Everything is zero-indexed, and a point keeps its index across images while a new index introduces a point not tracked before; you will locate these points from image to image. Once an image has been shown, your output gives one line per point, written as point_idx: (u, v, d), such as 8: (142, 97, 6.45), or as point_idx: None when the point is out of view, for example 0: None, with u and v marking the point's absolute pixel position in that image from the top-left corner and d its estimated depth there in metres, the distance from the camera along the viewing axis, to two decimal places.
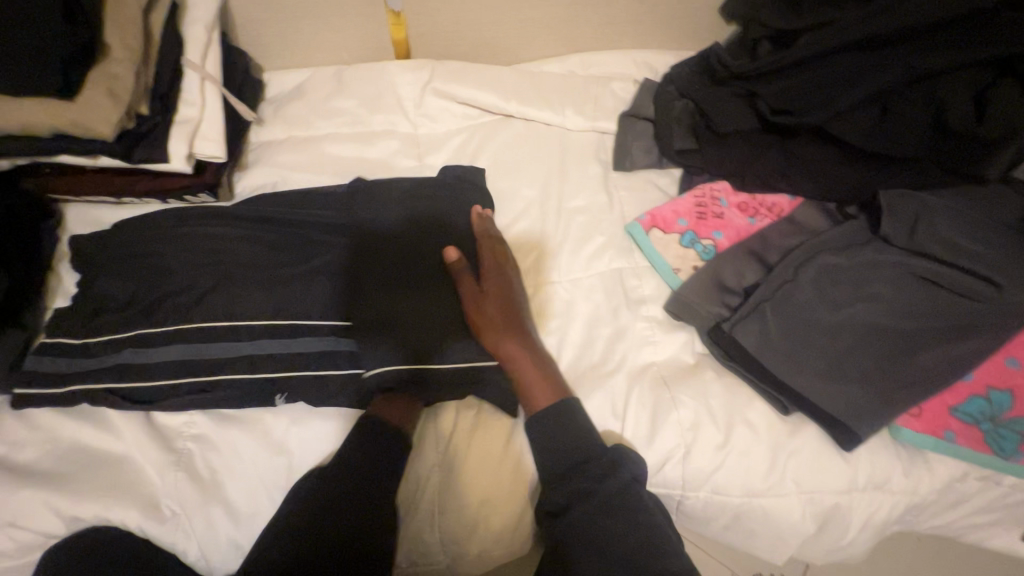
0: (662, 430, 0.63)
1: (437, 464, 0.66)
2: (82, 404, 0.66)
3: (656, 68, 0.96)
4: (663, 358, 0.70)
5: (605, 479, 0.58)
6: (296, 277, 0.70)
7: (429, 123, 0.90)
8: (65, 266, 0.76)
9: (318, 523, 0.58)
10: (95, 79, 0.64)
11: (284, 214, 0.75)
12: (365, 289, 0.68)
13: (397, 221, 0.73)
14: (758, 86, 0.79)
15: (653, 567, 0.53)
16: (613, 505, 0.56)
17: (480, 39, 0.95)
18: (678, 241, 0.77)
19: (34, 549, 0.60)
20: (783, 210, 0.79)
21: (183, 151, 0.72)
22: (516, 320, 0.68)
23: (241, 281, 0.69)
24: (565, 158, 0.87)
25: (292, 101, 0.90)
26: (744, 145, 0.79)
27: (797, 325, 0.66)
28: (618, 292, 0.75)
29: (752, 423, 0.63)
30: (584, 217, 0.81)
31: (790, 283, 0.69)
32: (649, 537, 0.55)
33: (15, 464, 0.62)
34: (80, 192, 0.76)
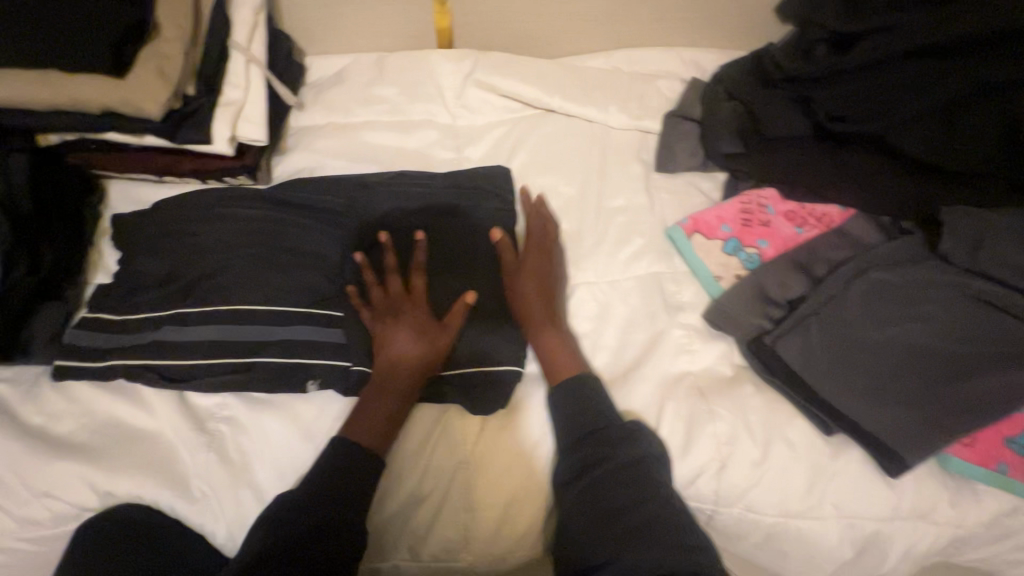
0: (697, 443, 0.61)
1: (462, 462, 0.65)
2: (119, 381, 0.66)
3: (704, 67, 0.93)
4: (700, 368, 0.68)
5: (622, 446, 0.59)
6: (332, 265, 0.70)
7: (469, 114, 0.88)
8: (106, 243, 0.76)
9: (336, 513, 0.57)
10: (145, 58, 0.65)
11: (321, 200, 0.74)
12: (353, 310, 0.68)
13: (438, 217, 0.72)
14: (814, 90, 0.76)
15: (665, 537, 0.54)
16: (629, 475, 0.57)
17: (524, 31, 0.93)
18: (720, 248, 0.74)
19: (69, 520, 0.61)
20: (834, 221, 0.76)
21: (226, 132, 0.72)
22: (551, 302, 0.69)
23: (277, 266, 0.69)
24: (606, 156, 0.85)
25: (333, 86, 0.90)
26: (797, 150, 0.76)
27: (842, 343, 0.64)
28: (656, 297, 0.73)
29: (791, 441, 0.61)
30: (623, 217, 0.79)
31: (838, 298, 0.66)
32: (663, 510, 0.55)
33: (54, 435, 0.64)
34: (123, 168, 0.76)
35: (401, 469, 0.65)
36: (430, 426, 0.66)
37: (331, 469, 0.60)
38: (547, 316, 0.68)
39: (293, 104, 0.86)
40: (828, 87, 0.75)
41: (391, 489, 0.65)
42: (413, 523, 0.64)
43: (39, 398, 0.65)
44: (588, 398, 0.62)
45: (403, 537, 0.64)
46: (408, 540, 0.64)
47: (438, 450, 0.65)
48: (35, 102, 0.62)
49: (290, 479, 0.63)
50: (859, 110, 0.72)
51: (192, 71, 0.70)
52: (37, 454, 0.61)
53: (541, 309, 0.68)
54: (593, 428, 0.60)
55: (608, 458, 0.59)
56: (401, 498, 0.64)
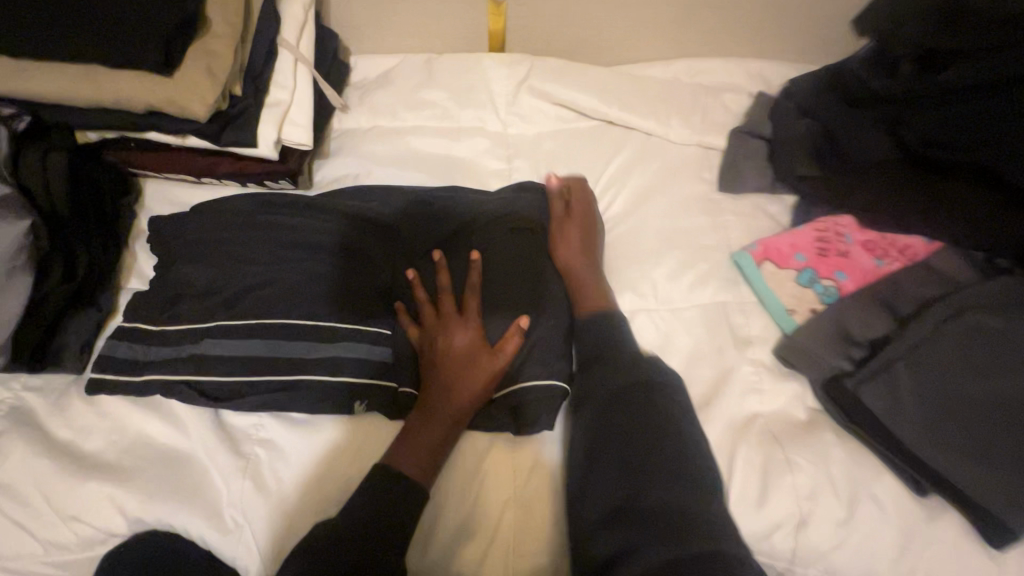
0: (774, 495, 0.56)
1: (512, 500, 0.60)
2: (154, 397, 0.62)
3: (771, 81, 0.88)
4: (771, 410, 0.63)
5: (635, 374, 0.60)
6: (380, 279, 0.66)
7: (521, 123, 0.83)
8: (140, 248, 0.72)
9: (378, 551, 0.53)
10: (194, 55, 0.61)
11: (369, 211, 0.71)
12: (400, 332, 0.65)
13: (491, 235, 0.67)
14: (902, 113, 0.70)
15: (663, 461, 0.54)
16: (636, 401, 0.58)
17: (581, 37, 0.88)
18: (794, 279, 0.69)
19: (95, 545, 0.58)
20: (917, 254, 0.70)
21: (272, 136, 0.68)
22: (592, 235, 0.71)
23: (320, 279, 0.65)
24: (667, 172, 0.80)
25: (379, 88, 0.85)
26: (880, 176, 0.70)
27: (937, 394, 0.58)
28: (723, 330, 0.68)
29: (879, 500, 0.55)
30: (686, 239, 0.74)
31: (929, 342, 0.60)
32: (668, 439, 0.55)
33: (83, 452, 0.60)
34: (163, 169, 0.73)
35: (450, 506, 0.61)
36: (477, 459, 0.62)
37: (374, 506, 0.55)
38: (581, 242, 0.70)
39: (338, 106, 0.81)
40: (917, 108, 0.69)
41: (438, 524, 0.60)
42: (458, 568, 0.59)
43: (69, 411, 0.62)
44: (607, 340, 0.63)
45: None
46: None
47: (485, 486, 0.61)
48: (78, 99, 0.59)
49: (328, 510, 0.59)
50: (952, 134, 0.66)
51: (239, 71, 0.67)
52: (63, 471, 0.58)
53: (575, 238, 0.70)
54: (603, 361, 0.62)
55: (619, 384, 0.59)
56: (446, 536, 0.60)
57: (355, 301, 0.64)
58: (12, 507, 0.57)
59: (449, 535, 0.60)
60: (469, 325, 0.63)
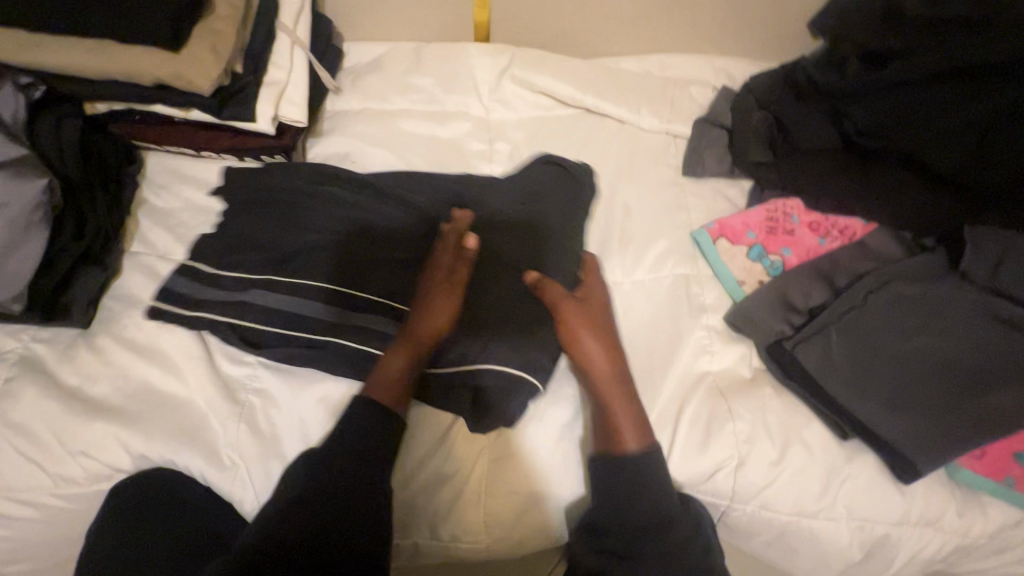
0: (717, 440, 0.63)
1: (488, 448, 0.66)
2: (156, 348, 0.68)
3: (734, 76, 0.95)
4: (720, 368, 0.70)
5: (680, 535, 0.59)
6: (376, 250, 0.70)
7: (502, 108, 0.90)
8: (142, 213, 0.77)
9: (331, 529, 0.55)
10: (199, 34, 0.66)
11: (361, 181, 0.76)
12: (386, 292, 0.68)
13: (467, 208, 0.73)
14: (846, 106, 0.78)
15: None
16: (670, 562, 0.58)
17: (560, 30, 0.95)
18: (745, 254, 0.76)
19: (104, 479, 0.64)
20: (856, 233, 0.78)
21: (269, 112, 0.73)
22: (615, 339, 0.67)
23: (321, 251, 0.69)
24: (635, 157, 0.86)
25: (370, 72, 0.91)
26: (825, 162, 0.78)
27: (863, 352, 0.66)
28: (681, 298, 0.74)
29: (808, 444, 0.63)
30: (651, 218, 0.81)
31: (859, 309, 0.68)
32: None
33: (90, 396, 0.65)
34: (165, 142, 0.78)
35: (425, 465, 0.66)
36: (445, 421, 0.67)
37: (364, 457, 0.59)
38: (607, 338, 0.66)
39: (330, 88, 0.87)
40: (858, 102, 0.77)
41: (411, 474, 0.66)
42: (434, 509, 0.65)
43: (76, 359, 0.67)
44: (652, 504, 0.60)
45: (426, 514, 0.65)
46: (427, 525, 0.65)
47: (454, 443, 0.66)
48: (91, 71, 0.64)
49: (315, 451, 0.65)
50: (886, 126, 0.74)
51: (240, 50, 0.72)
52: (74, 413, 0.63)
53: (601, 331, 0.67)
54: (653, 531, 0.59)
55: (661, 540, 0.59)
56: (427, 478, 0.65)
57: (355, 269, 0.69)
58: (26, 445, 0.62)
59: (421, 484, 0.65)
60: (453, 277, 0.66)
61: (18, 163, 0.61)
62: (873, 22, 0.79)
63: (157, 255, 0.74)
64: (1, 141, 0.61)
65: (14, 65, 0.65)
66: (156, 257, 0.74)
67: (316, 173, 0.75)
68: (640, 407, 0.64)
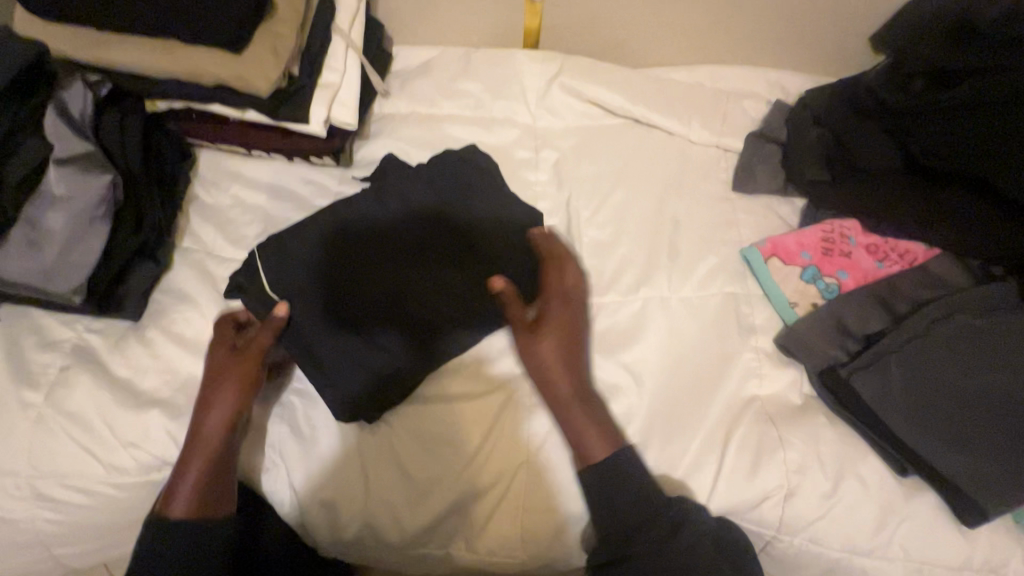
0: (766, 468, 0.62)
1: (521, 463, 0.65)
2: (204, 345, 0.69)
3: (788, 90, 0.92)
4: (769, 393, 0.68)
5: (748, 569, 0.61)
6: (405, 248, 0.68)
7: (549, 116, 0.88)
8: (192, 209, 0.78)
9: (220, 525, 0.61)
10: (260, 37, 0.67)
11: (393, 178, 0.72)
12: (404, 285, 0.66)
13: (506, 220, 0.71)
14: (909, 126, 0.75)
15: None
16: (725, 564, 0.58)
17: (611, 38, 0.93)
18: (798, 274, 0.74)
19: (152, 470, 0.65)
20: (916, 258, 0.75)
21: (322, 115, 0.74)
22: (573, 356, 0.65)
23: (319, 250, 0.67)
24: (684, 169, 0.85)
25: (418, 76, 0.91)
26: (885, 183, 0.75)
27: (923, 385, 0.63)
28: (731, 317, 0.72)
29: (863, 477, 0.61)
30: (700, 233, 0.79)
31: (921, 338, 0.65)
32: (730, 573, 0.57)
33: (139, 388, 0.66)
34: (216, 140, 0.79)
35: (336, 474, 0.64)
36: (472, 441, 0.64)
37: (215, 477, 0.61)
38: (564, 345, 0.64)
39: (380, 91, 0.87)
40: (924, 122, 0.73)
41: (433, 494, 0.63)
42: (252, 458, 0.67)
43: (126, 352, 0.68)
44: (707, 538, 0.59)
45: (459, 530, 0.65)
46: (462, 537, 0.65)
47: (491, 455, 0.64)
48: (153, 68, 0.66)
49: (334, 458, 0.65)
50: (951, 150, 0.71)
51: (298, 54, 0.73)
52: (122, 403, 0.65)
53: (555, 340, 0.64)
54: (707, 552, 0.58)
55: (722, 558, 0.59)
56: (453, 498, 0.63)
57: (379, 259, 0.67)
58: (78, 433, 0.64)
59: (442, 509, 0.63)
60: (569, 321, 0.66)
61: (83, 157, 0.62)
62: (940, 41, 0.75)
63: (206, 251, 0.75)
64: (71, 137, 0.62)
65: (83, 62, 0.66)
66: (205, 254, 0.75)
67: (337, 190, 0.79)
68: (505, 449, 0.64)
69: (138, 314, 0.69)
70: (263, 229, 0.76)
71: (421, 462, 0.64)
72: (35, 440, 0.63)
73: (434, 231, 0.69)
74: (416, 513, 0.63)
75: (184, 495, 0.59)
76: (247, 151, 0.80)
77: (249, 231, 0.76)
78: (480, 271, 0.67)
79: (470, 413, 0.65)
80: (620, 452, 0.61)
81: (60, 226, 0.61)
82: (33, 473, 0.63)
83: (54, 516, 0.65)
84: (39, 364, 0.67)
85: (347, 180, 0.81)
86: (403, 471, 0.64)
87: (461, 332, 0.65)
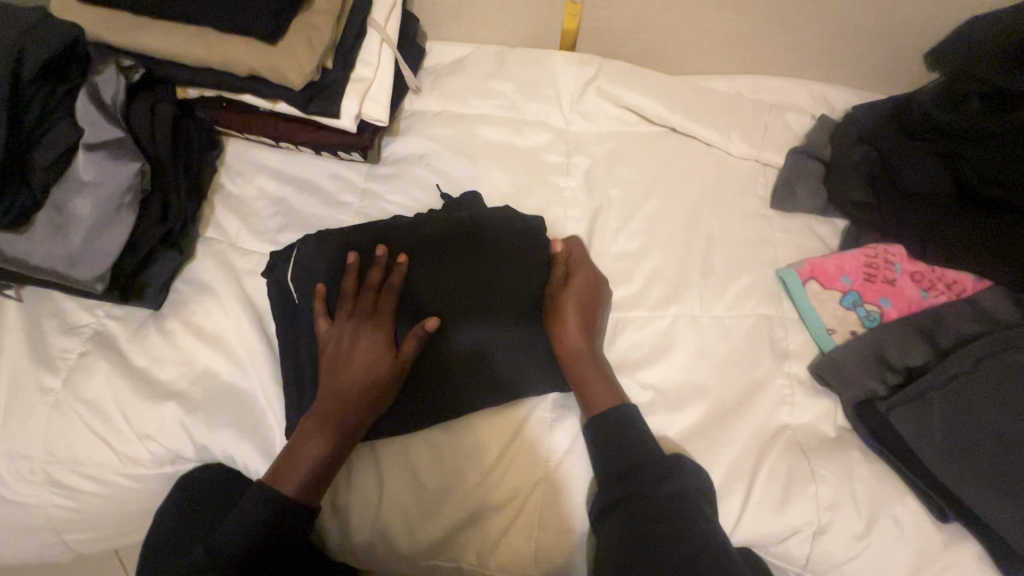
0: (795, 502, 0.59)
1: (542, 477, 0.63)
2: (224, 340, 0.68)
3: (834, 105, 0.89)
4: (800, 423, 0.65)
5: None
6: (413, 251, 0.65)
7: (583, 120, 0.86)
8: (218, 200, 0.77)
9: (247, 529, 0.57)
10: (296, 30, 0.66)
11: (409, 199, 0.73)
12: (418, 287, 0.65)
13: (521, 229, 0.69)
14: (962, 149, 0.71)
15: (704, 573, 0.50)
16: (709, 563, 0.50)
17: (650, 43, 0.91)
18: (838, 300, 0.70)
19: (167, 463, 0.65)
20: (963, 290, 0.72)
21: (354, 110, 0.72)
22: (593, 324, 0.66)
23: (322, 249, 0.65)
24: (720, 182, 0.82)
25: (452, 73, 0.89)
26: (935, 208, 0.71)
27: (969, 424, 0.60)
28: (765, 341, 0.69)
29: (899, 520, 0.58)
30: (735, 250, 0.76)
31: (968, 375, 0.62)
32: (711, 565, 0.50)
33: (157, 380, 0.66)
34: (245, 131, 0.78)
35: (350, 480, 0.63)
36: (493, 452, 0.63)
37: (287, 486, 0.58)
38: (583, 327, 0.65)
39: (412, 88, 0.85)
40: (977, 145, 0.70)
41: (445, 507, 0.62)
42: None
43: (145, 341, 0.67)
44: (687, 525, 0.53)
45: (471, 544, 0.63)
46: (475, 552, 0.63)
47: (507, 472, 0.62)
48: (189, 57, 0.65)
49: (347, 466, 0.64)
50: (1006, 175, 0.67)
51: (333, 47, 0.72)
52: (140, 395, 0.64)
53: (577, 322, 0.65)
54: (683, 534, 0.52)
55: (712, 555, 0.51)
56: (470, 509, 0.62)
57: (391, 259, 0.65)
58: (95, 422, 0.63)
59: (457, 520, 0.61)
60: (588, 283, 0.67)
61: (113, 145, 0.62)
62: (995, 55, 0.71)
63: (229, 242, 0.74)
64: (102, 123, 0.61)
65: (119, 46, 0.66)
66: (228, 245, 0.74)
67: (367, 194, 0.79)
68: (524, 465, 0.63)
69: (156, 304, 0.68)
70: (287, 223, 0.75)
71: (439, 471, 0.62)
72: (51, 425, 0.63)
73: (445, 233, 0.67)
74: (429, 523, 0.62)
75: (294, 481, 0.58)
76: (276, 143, 0.79)
77: (273, 225, 0.75)
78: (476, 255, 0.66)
79: (480, 429, 0.64)
80: (623, 404, 0.61)
81: (88, 213, 0.60)
82: (48, 459, 0.63)
83: (66, 504, 0.65)
84: (59, 349, 0.66)
85: (375, 178, 0.80)
86: (418, 479, 0.62)
87: (470, 318, 0.64)
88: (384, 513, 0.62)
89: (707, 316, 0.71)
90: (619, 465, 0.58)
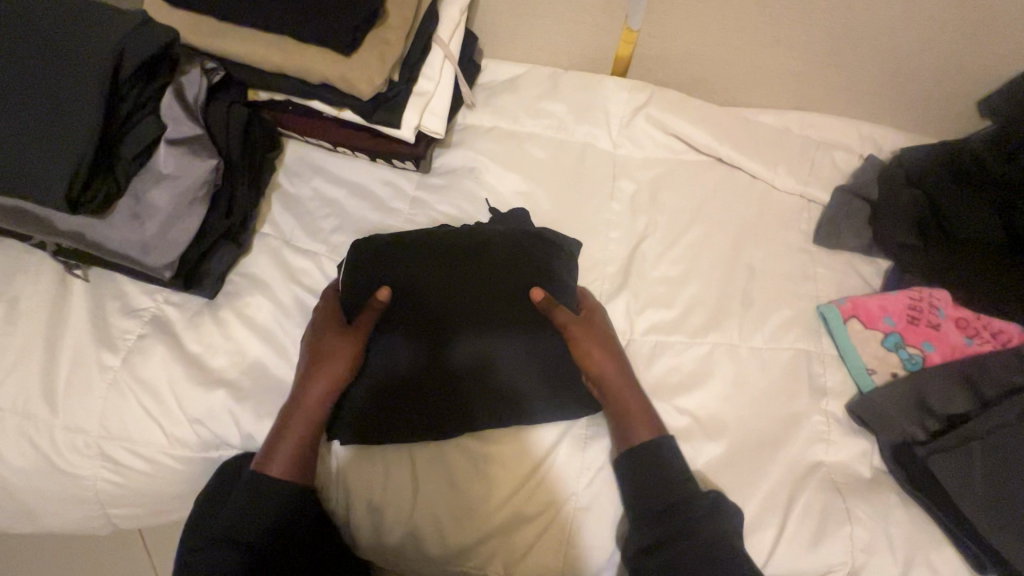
0: (831, 540, 0.59)
1: (575, 493, 0.64)
2: (276, 334, 0.71)
3: (881, 146, 0.90)
4: (836, 461, 0.65)
5: None
6: (430, 257, 0.68)
7: (631, 145, 0.88)
8: (276, 198, 0.80)
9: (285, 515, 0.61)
10: (370, 43, 0.69)
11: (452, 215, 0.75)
12: (423, 289, 0.67)
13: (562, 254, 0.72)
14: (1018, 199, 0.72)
15: None
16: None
17: (702, 74, 0.92)
18: (880, 340, 0.70)
19: (212, 446, 0.68)
20: (1010, 340, 0.71)
21: (414, 122, 0.75)
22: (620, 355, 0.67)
23: (353, 254, 0.70)
24: (765, 214, 0.82)
25: (505, 91, 0.91)
26: (981, 257, 0.72)
27: (1012, 477, 0.59)
28: (803, 376, 0.69)
29: (936, 569, 0.58)
30: (776, 283, 0.76)
31: (1012, 427, 0.62)
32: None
33: (208, 367, 0.68)
34: (306, 135, 0.81)
35: (385, 481, 0.64)
36: (528, 465, 0.64)
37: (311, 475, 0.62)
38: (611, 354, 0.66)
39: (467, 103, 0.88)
40: None
41: (477, 514, 0.63)
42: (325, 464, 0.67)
43: (200, 328, 0.70)
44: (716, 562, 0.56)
45: (498, 554, 0.63)
46: (502, 562, 0.63)
47: (540, 486, 0.63)
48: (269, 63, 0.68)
49: (383, 467, 0.65)
50: None
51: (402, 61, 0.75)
52: (192, 380, 0.67)
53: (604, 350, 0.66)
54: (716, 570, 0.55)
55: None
56: (501, 518, 0.63)
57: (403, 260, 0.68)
58: (148, 401, 0.66)
59: (487, 529, 0.62)
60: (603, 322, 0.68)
61: (195, 141, 0.65)
62: None
63: (283, 239, 0.77)
64: (183, 119, 0.65)
65: (204, 48, 0.69)
66: (282, 241, 0.76)
67: (419, 203, 0.81)
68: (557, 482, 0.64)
69: (212, 293, 0.71)
70: (340, 224, 0.78)
71: (473, 477, 0.63)
72: (108, 402, 0.66)
73: (495, 247, 0.69)
74: (460, 528, 0.63)
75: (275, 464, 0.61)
76: (334, 148, 0.82)
77: (327, 226, 0.78)
78: (478, 266, 0.68)
79: (512, 447, 0.65)
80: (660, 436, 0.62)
81: (164, 203, 0.64)
82: (102, 434, 0.66)
83: (114, 478, 0.67)
84: (119, 330, 0.69)
85: (425, 187, 0.83)
86: (454, 486, 0.63)
87: (504, 331, 0.65)
88: (416, 514, 0.63)
89: (746, 347, 0.71)
90: (654, 488, 0.60)
